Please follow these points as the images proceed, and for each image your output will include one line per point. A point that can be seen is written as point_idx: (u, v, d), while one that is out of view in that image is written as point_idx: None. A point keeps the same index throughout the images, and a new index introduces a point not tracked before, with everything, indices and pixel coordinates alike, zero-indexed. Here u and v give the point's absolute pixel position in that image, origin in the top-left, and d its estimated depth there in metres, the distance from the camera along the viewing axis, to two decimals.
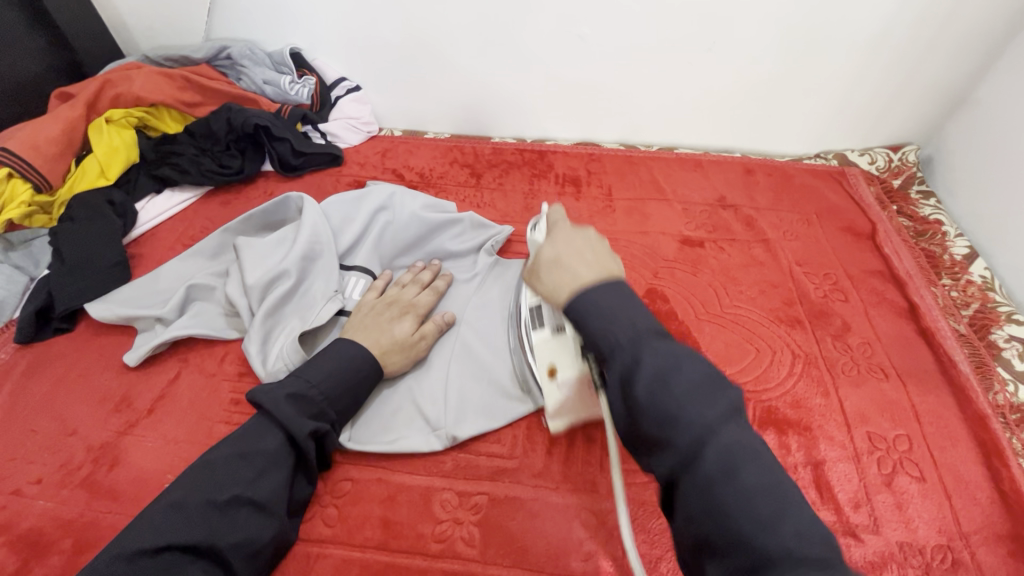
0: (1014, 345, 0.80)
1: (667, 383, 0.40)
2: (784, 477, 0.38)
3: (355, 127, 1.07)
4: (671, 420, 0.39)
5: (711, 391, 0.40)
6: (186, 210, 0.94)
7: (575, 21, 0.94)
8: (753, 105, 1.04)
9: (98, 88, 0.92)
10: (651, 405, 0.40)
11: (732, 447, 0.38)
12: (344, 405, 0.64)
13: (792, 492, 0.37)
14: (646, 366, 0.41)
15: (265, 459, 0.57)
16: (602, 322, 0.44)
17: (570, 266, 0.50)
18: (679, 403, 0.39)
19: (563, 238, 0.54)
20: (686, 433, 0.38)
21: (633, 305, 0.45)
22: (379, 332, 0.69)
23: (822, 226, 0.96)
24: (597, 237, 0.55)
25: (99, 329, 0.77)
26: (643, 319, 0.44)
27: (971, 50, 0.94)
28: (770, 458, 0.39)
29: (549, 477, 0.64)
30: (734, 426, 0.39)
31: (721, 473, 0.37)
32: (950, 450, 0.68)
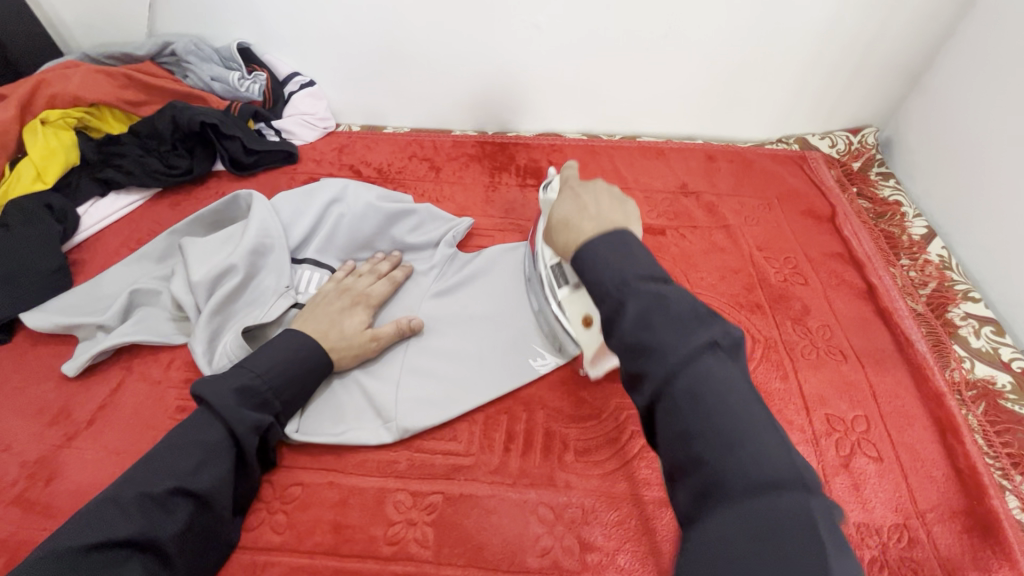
0: (970, 322, 0.81)
1: (649, 320, 0.40)
2: (753, 405, 0.37)
3: (310, 123, 1.04)
4: (648, 351, 0.39)
5: (689, 324, 0.39)
6: (132, 213, 0.91)
7: (530, 10, 0.92)
8: (712, 92, 1.04)
9: (31, 88, 0.88)
10: (630, 335, 0.40)
11: (701, 375, 0.37)
12: (290, 397, 0.62)
13: (763, 424, 0.36)
14: (630, 311, 0.41)
15: (206, 451, 0.54)
16: (594, 273, 0.44)
17: (576, 223, 0.52)
18: (653, 332, 0.39)
19: (570, 197, 0.56)
20: (660, 365, 0.38)
21: (631, 255, 0.44)
22: (329, 324, 0.67)
23: (782, 210, 0.96)
24: (606, 192, 0.56)
25: (38, 338, 0.74)
26: (633, 268, 0.43)
27: (922, 33, 0.94)
28: (748, 393, 0.38)
29: (506, 473, 0.63)
30: (711, 359, 0.38)
31: (687, 402, 0.37)
32: (907, 429, 0.69)
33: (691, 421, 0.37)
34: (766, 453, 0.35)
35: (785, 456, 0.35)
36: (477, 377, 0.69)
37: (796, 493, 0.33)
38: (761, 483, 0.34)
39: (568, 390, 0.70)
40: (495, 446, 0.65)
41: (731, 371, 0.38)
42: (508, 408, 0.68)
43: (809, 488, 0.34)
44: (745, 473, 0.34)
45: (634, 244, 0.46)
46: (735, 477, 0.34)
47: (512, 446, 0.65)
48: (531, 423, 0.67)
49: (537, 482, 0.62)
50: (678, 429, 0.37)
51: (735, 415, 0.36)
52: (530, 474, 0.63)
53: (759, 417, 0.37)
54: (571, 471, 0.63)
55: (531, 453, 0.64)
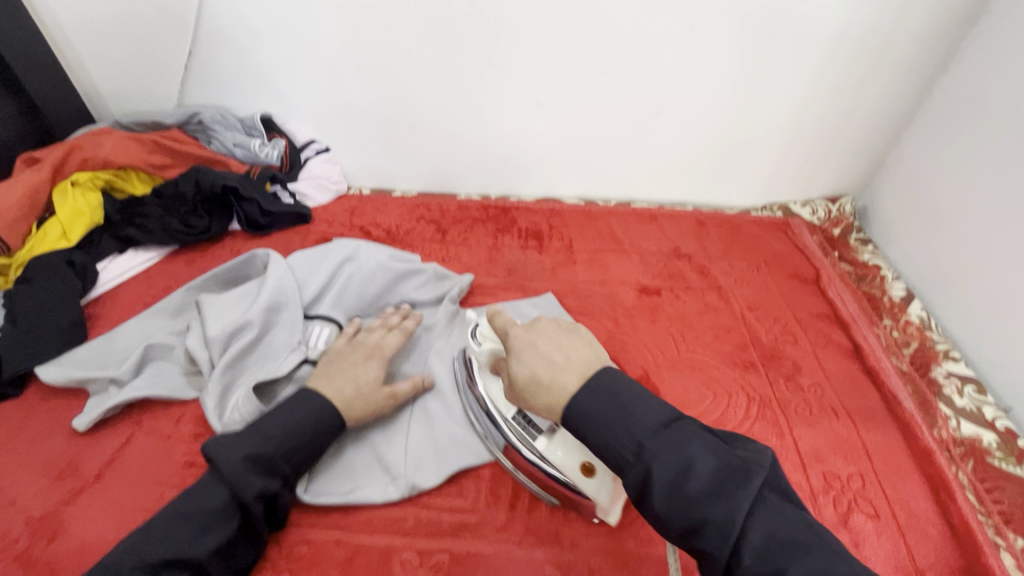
0: (953, 381, 0.85)
1: (683, 489, 0.45)
2: (823, 553, 0.42)
3: (323, 186, 1.10)
4: (704, 528, 0.44)
5: (731, 486, 0.45)
6: (149, 269, 0.95)
7: (533, 89, 1.01)
8: (700, 164, 1.12)
9: (66, 152, 0.93)
10: (679, 512, 0.45)
11: (762, 534, 0.43)
12: (299, 460, 0.61)
13: (832, 561, 0.42)
14: (660, 478, 0.46)
15: (208, 518, 0.54)
16: (607, 444, 0.49)
17: (551, 381, 0.54)
18: (702, 508, 0.44)
19: (521, 349, 0.58)
20: (721, 540, 0.43)
21: (627, 414, 0.49)
22: (345, 379, 0.68)
23: (770, 272, 1.02)
24: (553, 332, 0.59)
25: (48, 392, 0.75)
26: (641, 427, 0.48)
27: (886, 116, 1.05)
28: (804, 533, 0.43)
29: (512, 531, 0.63)
30: (760, 516, 0.44)
31: (764, 572, 0.42)
32: (901, 486, 0.70)
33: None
34: None
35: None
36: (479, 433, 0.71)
37: None
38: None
39: None
40: (500, 503, 0.66)
41: (784, 516, 0.44)
42: None
43: None
44: None
45: (621, 392, 0.51)
46: None
47: (518, 503, 0.66)
48: None
49: (543, 540, 0.62)
50: None
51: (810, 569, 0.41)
52: (536, 532, 0.63)
53: (839, 563, 0.42)
54: (577, 528, 0.64)
55: (536, 511, 0.65)
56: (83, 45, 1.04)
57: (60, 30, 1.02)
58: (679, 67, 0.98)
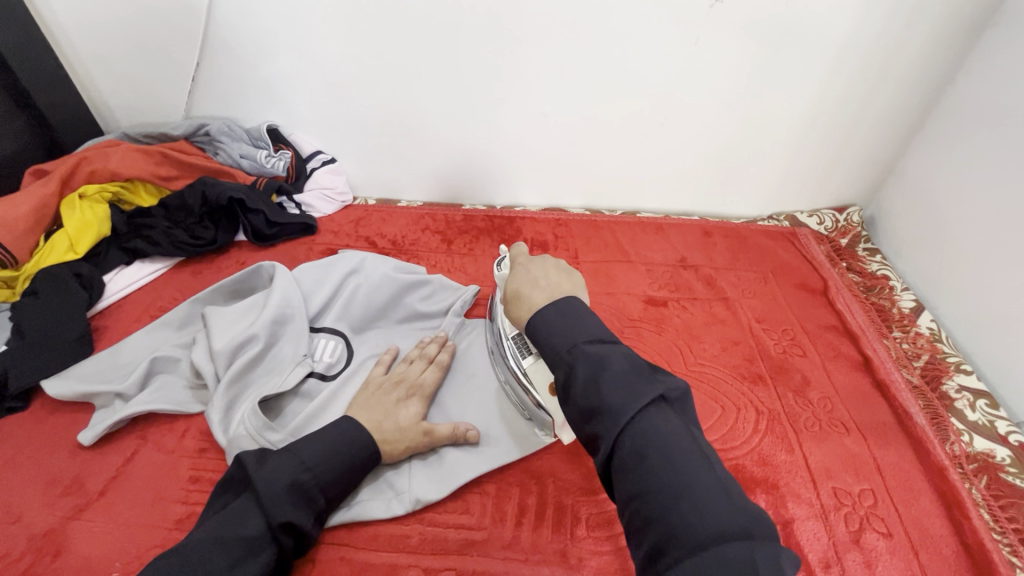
0: (965, 395, 0.84)
1: (596, 382, 0.46)
2: (700, 463, 0.42)
3: (329, 197, 1.11)
4: (599, 411, 0.45)
5: (635, 383, 0.45)
6: (155, 281, 0.95)
7: (538, 100, 1.01)
8: (706, 174, 1.12)
9: (74, 165, 0.94)
10: (581, 396, 0.47)
11: (646, 426, 0.43)
12: (334, 491, 0.61)
13: (702, 472, 0.41)
14: (580, 372, 0.48)
15: (243, 546, 0.53)
16: (549, 341, 0.52)
17: (527, 296, 0.61)
18: (601, 393, 0.46)
19: (518, 271, 0.66)
20: (609, 424, 0.44)
21: (579, 323, 0.52)
22: (383, 414, 0.68)
23: (778, 283, 1.01)
24: (552, 265, 0.65)
25: (54, 406, 0.75)
26: (581, 332, 0.51)
27: (893, 126, 1.05)
28: (689, 442, 0.43)
29: (518, 549, 0.62)
30: (650, 414, 0.44)
31: (634, 459, 0.43)
32: (913, 504, 0.69)
33: (640, 480, 0.42)
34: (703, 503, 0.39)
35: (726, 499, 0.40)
36: (510, 434, 0.72)
37: (731, 538, 0.37)
38: (710, 534, 0.37)
39: (578, 462, 0.71)
40: (506, 520, 0.65)
41: (672, 422, 0.44)
42: (520, 481, 0.69)
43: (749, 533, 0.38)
44: (691, 528, 0.38)
45: (580, 310, 0.54)
46: (681, 528, 0.38)
47: (524, 520, 0.65)
48: (544, 495, 0.67)
49: (550, 559, 0.62)
50: (635, 488, 0.42)
51: (679, 464, 0.41)
52: (543, 550, 0.62)
53: (714, 475, 0.41)
54: (584, 547, 0.63)
55: (543, 528, 0.64)
56: (91, 58, 1.04)
57: (69, 43, 1.03)
58: (684, 78, 0.97)
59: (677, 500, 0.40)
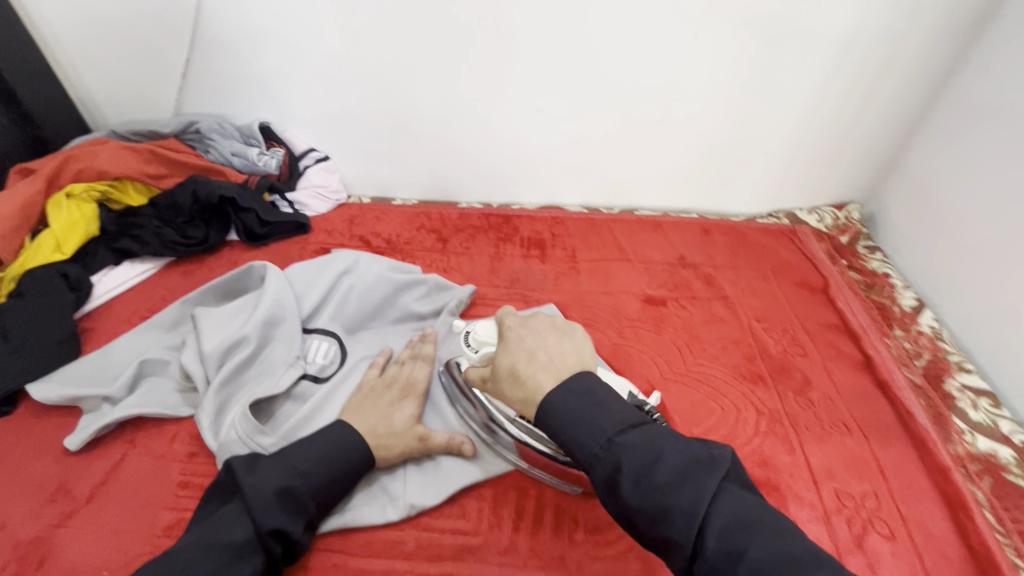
0: (967, 394, 0.83)
1: (649, 477, 0.45)
2: (792, 541, 0.41)
3: (322, 195, 1.09)
4: (668, 514, 0.43)
5: (695, 473, 0.44)
6: (145, 281, 0.93)
7: (535, 96, 1.00)
8: (705, 171, 1.11)
9: (60, 163, 0.92)
10: (642, 500, 0.44)
11: (726, 518, 0.42)
12: (326, 496, 0.59)
13: (798, 551, 0.40)
14: (627, 466, 0.46)
15: (230, 553, 0.52)
16: (578, 440, 0.49)
17: (530, 375, 0.56)
18: (665, 494, 0.44)
19: (513, 340, 0.61)
20: (683, 527, 0.42)
21: (604, 412, 0.50)
22: (377, 417, 0.66)
23: (777, 282, 1.00)
24: (547, 329, 0.61)
25: (41, 410, 0.73)
26: (611, 421, 0.49)
27: (893, 122, 1.04)
28: (770, 522, 0.42)
29: (516, 554, 0.61)
30: (724, 504, 0.43)
31: (727, 558, 0.41)
32: (917, 505, 0.68)
33: None
34: None
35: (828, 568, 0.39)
36: None
37: None
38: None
39: None
40: (504, 524, 0.64)
41: (746, 504, 0.44)
42: (517, 484, 0.67)
43: None
44: None
45: (596, 389, 0.52)
46: None
47: (521, 525, 0.64)
48: (541, 499, 0.66)
49: (548, 564, 0.60)
50: None
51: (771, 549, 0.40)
52: (541, 555, 0.61)
53: (805, 549, 0.40)
54: (583, 551, 0.62)
55: (541, 532, 0.63)
56: (79, 55, 1.02)
57: (57, 39, 1.01)
58: (682, 74, 0.96)
59: None
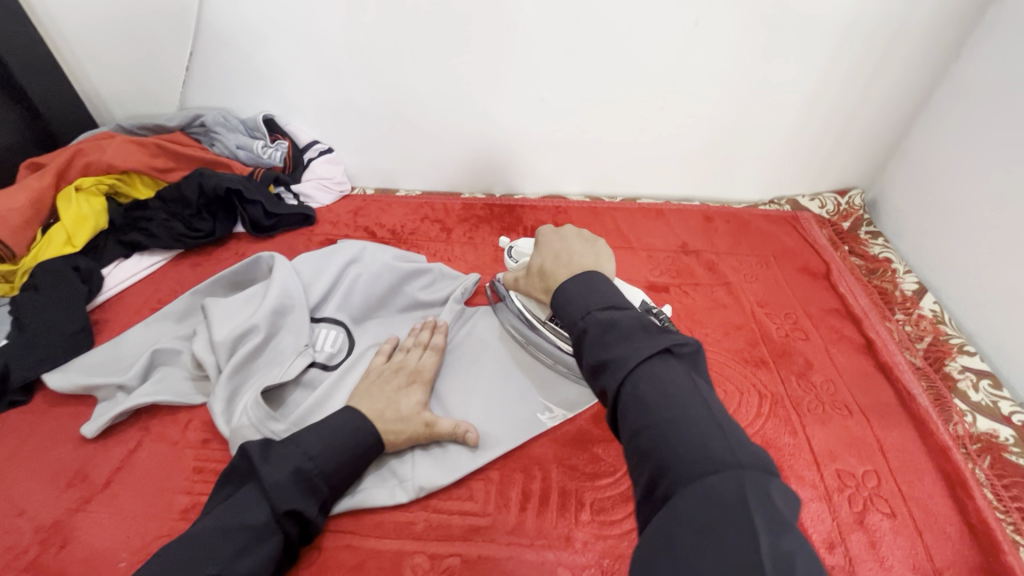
0: (967, 375, 0.84)
1: (605, 339, 0.48)
2: (700, 405, 0.42)
3: (327, 187, 1.10)
4: (604, 364, 0.46)
5: (639, 338, 0.47)
6: (154, 274, 0.94)
7: (537, 85, 1.00)
8: (707, 159, 1.11)
9: (69, 158, 0.93)
10: (592, 352, 0.48)
11: (648, 374, 0.44)
12: (338, 479, 0.61)
13: (701, 414, 0.42)
14: (593, 328, 0.49)
15: (249, 535, 0.53)
16: (562, 305, 0.54)
17: (552, 271, 0.61)
18: (608, 348, 0.47)
19: (547, 243, 0.66)
20: (613, 376, 0.45)
21: (595, 290, 0.53)
22: (386, 403, 0.68)
23: (779, 267, 1.01)
24: (578, 233, 0.65)
25: (56, 399, 0.75)
26: (595, 300, 0.52)
27: (895, 107, 1.04)
28: (695, 391, 0.44)
29: (523, 534, 0.63)
30: (659, 364, 0.45)
31: (635, 401, 0.44)
32: (918, 484, 0.69)
33: (642, 418, 0.42)
34: (707, 441, 0.39)
35: (721, 436, 0.40)
36: (508, 422, 0.72)
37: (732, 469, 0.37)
38: (704, 464, 0.38)
39: (582, 447, 0.71)
40: (511, 506, 0.65)
41: (681, 374, 0.45)
42: (523, 467, 0.69)
43: (751, 467, 0.38)
44: (691, 458, 0.39)
45: (598, 281, 0.54)
46: (680, 460, 0.39)
47: (528, 505, 0.65)
48: (547, 481, 0.67)
49: (554, 543, 0.62)
50: (637, 426, 0.42)
51: (678, 408, 0.42)
52: (548, 535, 0.63)
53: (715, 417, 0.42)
54: (588, 531, 0.63)
55: (547, 512, 0.64)
56: (84, 50, 1.03)
57: (62, 35, 1.01)
58: (683, 61, 0.96)
59: (677, 432, 0.41)
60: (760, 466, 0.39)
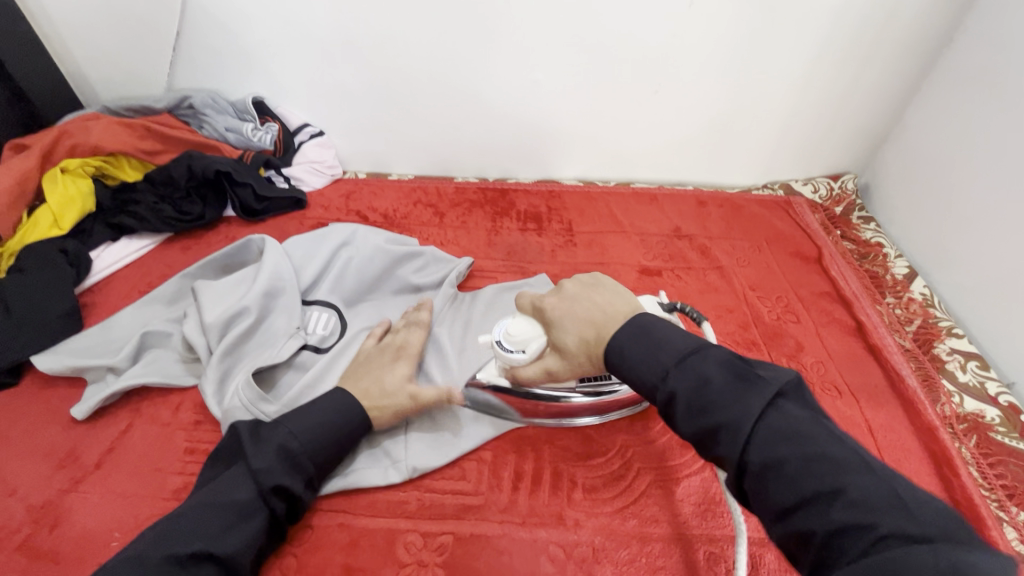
0: (955, 357, 0.85)
1: (703, 404, 0.46)
2: (839, 452, 0.41)
3: (318, 170, 1.09)
4: (716, 431, 0.45)
5: (740, 392, 0.45)
6: (143, 257, 0.93)
7: (530, 67, 0.99)
8: (701, 144, 1.11)
9: (54, 138, 0.92)
10: (693, 418, 0.46)
11: (770, 433, 0.43)
12: (323, 458, 0.61)
13: (850, 467, 0.40)
14: (683, 393, 0.48)
15: (235, 512, 0.53)
16: (638, 371, 0.52)
17: (596, 334, 0.57)
18: (712, 412, 0.45)
19: (565, 312, 0.60)
20: (731, 444, 0.44)
21: (664, 347, 0.51)
22: (372, 381, 0.67)
23: (772, 251, 1.01)
24: (578, 286, 0.63)
25: (45, 382, 0.75)
26: (670, 355, 0.50)
27: (889, 91, 1.03)
28: (823, 438, 0.42)
29: (515, 512, 0.63)
30: (773, 418, 0.44)
31: (766, 468, 0.42)
32: (905, 463, 0.70)
33: (785, 488, 0.41)
34: (868, 503, 0.38)
35: (881, 485, 0.39)
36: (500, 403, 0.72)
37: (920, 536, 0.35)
38: (878, 532, 0.36)
39: (574, 428, 0.71)
40: (503, 485, 0.65)
41: (801, 423, 0.43)
42: (516, 447, 0.69)
43: (932, 528, 0.36)
44: (861, 527, 0.37)
45: (657, 332, 0.53)
46: (854, 532, 0.37)
47: (520, 485, 0.65)
48: (539, 461, 0.68)
49: (547, 521, 0.62)
50: (780, 501, 0.41)
51: (819, 466, 0.41)
52: (540, 513, 0.63)
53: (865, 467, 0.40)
54: (580, 509, 0.63)
55: (540, 491, 0.65)
56: (67, 29, 1.01)
57: (45, 14, 0.99)
58: (677, 43, 0.95)
59: (832, 497, 0.39)
60: (944, 527, 0.36)
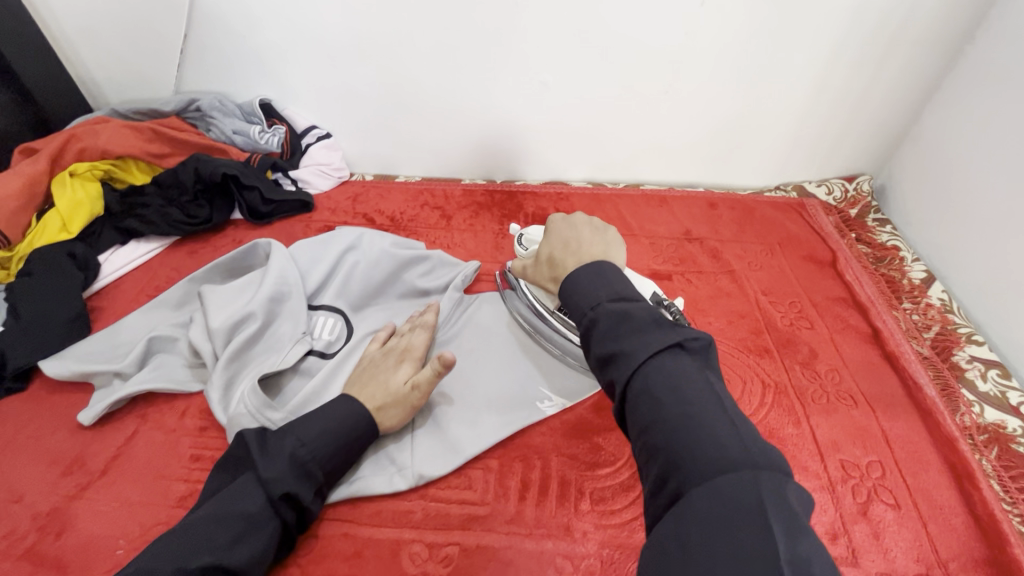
0: (976, 365, 0.82)
1: (614, 334, 0.47)
2: (713, 397, 0.42)
3: (325, 173, 1.08)
4: (614, 358, 0.46)
5: (649, 329, 0.46)
6: (150, 261, 0.93)
7: (538, 68, 0.98)
8: (712, 144, 1.09)
9: (63, 142, 0.92)
10: (601, 345, 0.48)
11: (658, 370, 0.44)
12: (332, 465, 0.60)
13: (715, 411, 0.41)
14: (603, 320, 0.48)
15: (245, 523, 0.53)
16: (574, 299, 0.52)
17: (561, 261, 0.60)
18: (617, 341, 0.47)
19: (557, 231, 0.64)
20: (624, 370, 0.45)
21: (607, 281, 0.52)
22: (376, 384, 0.67)
23: (785, 255, 0.99)
24: (588, 221, 0.64)
25: (53, 387, 0.75)
26: (604, 291, 0.51)
27: (906, 91, 1.01)
28: (707, 386, 0.43)
29: (522, 523, 0.62)
30: (668, 357, 0.44)
31: (644, 394, 0.43)
32: (923, 475, 0.68)
33: (650, 413, 0.42)
34: (717, 440, 0.39)
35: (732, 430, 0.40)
36: (506, 409, 0.71)
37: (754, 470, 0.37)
38: (716, 464, 0.37)
39: (582, 437, 0.70)
40: (510, 495, 0.64)
41: (690, 367, 0.44)
42: (523, 456, 0.68)
43: (762, 466, 0.37)
44: (702, 456, 0.38)
45: (608, 271, 0.53)
46: (692, 455, 0.39)
47: (527, 495, 0.64)
48: (545, 470, 0.67)
49: (553, 532, 0.61)
50: (648, 421, 0.42)
51: (688, 400, 0.41)
52: (547, 525, 0.62)
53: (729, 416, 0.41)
54: (589, 521, 0.62)
55: (548, 502, 0.64)
56: (76, 33, 1.01)
57: (54, 18, 0.99)
58: (688, 44, 0.94)
59: (688, 425, 0.40)
60: (776, 469, 0.38)
